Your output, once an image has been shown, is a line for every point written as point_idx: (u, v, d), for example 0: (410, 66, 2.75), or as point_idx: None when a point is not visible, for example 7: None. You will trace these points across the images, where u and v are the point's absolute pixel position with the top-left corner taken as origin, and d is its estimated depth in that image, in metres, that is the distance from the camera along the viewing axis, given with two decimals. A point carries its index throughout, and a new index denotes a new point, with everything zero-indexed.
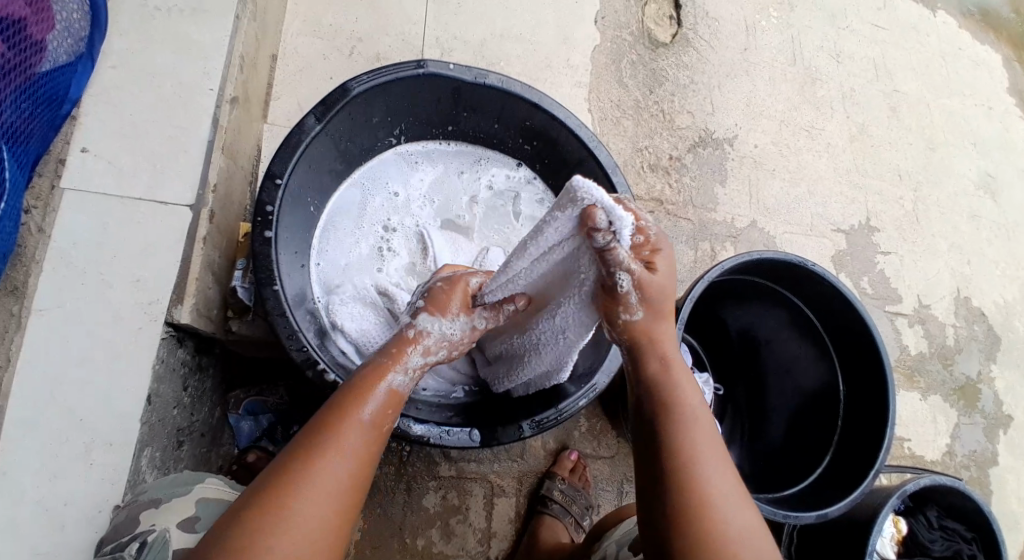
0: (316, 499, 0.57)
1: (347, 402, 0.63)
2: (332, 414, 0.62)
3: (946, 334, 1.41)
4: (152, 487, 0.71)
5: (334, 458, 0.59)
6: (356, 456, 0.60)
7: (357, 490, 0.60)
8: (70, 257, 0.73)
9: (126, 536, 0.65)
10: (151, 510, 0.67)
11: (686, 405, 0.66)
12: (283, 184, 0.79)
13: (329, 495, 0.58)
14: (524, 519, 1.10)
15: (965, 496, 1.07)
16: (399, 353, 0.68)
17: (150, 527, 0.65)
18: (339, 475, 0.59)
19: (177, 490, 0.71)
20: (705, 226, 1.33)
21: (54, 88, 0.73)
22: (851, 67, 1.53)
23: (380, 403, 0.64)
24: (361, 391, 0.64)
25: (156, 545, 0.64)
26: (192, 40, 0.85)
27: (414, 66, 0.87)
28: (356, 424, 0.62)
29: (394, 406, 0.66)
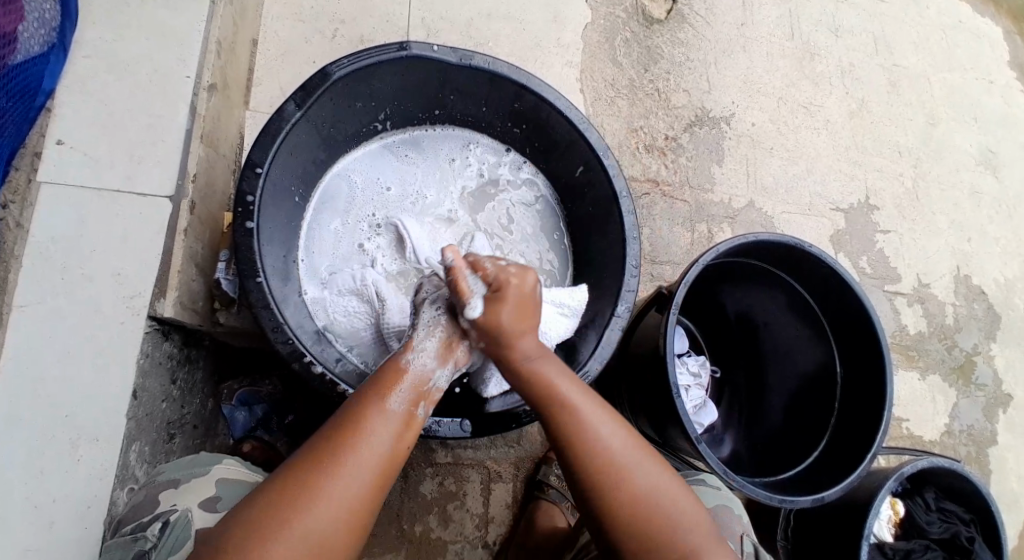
0: (341, 495, 0.58)
1: (369, 398, 0.64)
2: (354, 412, 0.63)
3: (946, 313, 1.40)
4: (169, 468, 0.71)
5: (358, 456, 0.60)
6: (382, 453, 0.61)
7: (380, 486, 0.61)
8: (48, 252, 0.72)
9: (147, 517, 0.65)
10: (169, 491, 0.68)
11: (593, 424, 0.66)
12: (264, 173, 0.77)
13: (355, 491, 0.59)
14: (521, 503, 1.10)
15: (963, 478, 1.06)
16: (408, 347, 0.71)
17: (171, 508, 0.66)
18: (364, 473, 0.60)
19: (196, 470, 0.70)
20: (702, 207, 1.31)
21: (26, 80, 0.71)
22: (851, 42, 1.50)
23: (405, 398, 0.66)
24: (384, 386, 0.66)
25: (178, 525, 0.64)
26: (167, 26, 0.82)
27: (397, 48, 0.85)
28: (382, 421, 0.63)
29: (419, 401, 0.67)
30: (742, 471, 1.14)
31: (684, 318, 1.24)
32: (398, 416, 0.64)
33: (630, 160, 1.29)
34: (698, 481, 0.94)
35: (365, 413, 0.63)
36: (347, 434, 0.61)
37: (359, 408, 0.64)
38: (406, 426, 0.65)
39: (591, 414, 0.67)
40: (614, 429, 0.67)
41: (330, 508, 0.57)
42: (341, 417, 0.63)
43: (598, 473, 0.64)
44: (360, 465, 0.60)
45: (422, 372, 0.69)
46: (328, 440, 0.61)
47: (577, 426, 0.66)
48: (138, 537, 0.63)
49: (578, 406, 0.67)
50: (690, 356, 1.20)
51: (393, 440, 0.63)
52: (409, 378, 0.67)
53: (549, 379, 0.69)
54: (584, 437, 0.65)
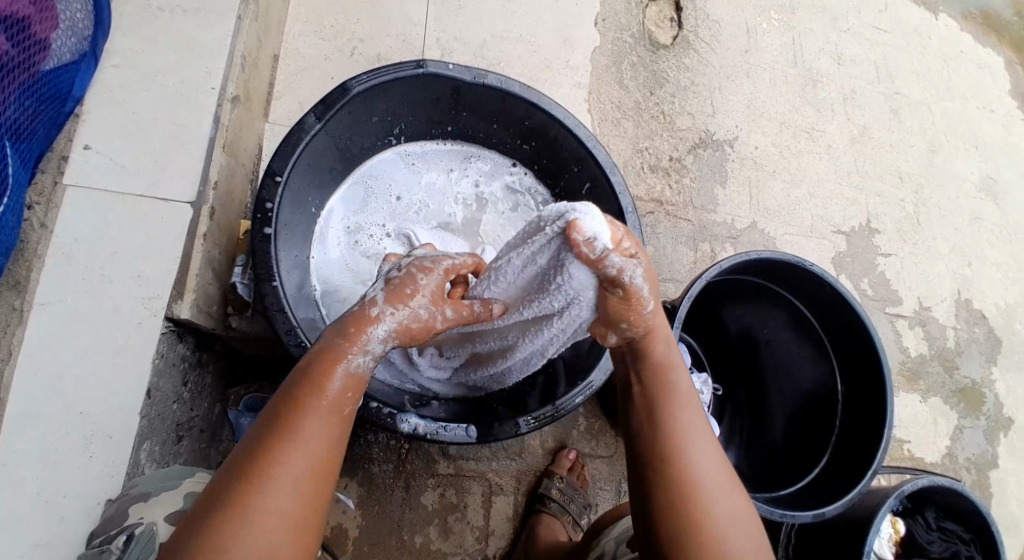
0: (279, 504, 0.54)
1: (305, 394, 0.58)
2: (292, 406, 0.58)
3: (947, 336, 1.41)
4: (144, 480, 0.70)
5: (294, 458, 0.55)
6: (321, 449, 0.57)
7: (319, 483, 0.57)
8: (72, 252, 0.74)
9: (115, 529, 0.64)
10: (139, 504, 0.67)
11: (678, 415, 0.67)
12: (283, 181, 0.80)
13: (297, 498, 0.55)
14: (522, 518, 1.11)
15: (965, 498, 1.06)
16: (352, 339, 0.61)
17: (138, 520, 0.65)
18: (302, 475, 0.55)
19: (167, 484, 0.70)
20: (706, 227, 1.33)
21: (57, 86, 0.74)
22: (852, 69, 1.53)
23: (339, 392, 0.60)
24: (317, 380, 0.59)
25: (142, 538, 0.63)
26: (193, 40, 0.86)
27: (414, 66, 0.88)
28: (319, 417, 0.58)
29: (353, 391, 0.61)
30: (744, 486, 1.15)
31: (685, 335, 1.26)
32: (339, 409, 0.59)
33: (635, 180, 1.32)
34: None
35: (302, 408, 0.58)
36: (283, 434, 0.56)
37: (296, 403, 0.58)
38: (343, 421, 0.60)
39: (694, 429, 0.66)
40: (709, 450, 0.65)
41: (272, 518, 0.53)
42: (275, 416, 0.57)
43: (676, 478, 0.63)
44: (297, 464, 0.55)
45: (363, 370, 0.61)
46: (264, 442, 0.56)
47: (675, 433, 0.65)
48: (103, 550, 0.62)
49: (686, 418, 0.67)
50: (693, 373, 1.21)
51: (330, 437, 0.58)
52: (344, 369, 0.60)
53: (665, 377, 0.69)
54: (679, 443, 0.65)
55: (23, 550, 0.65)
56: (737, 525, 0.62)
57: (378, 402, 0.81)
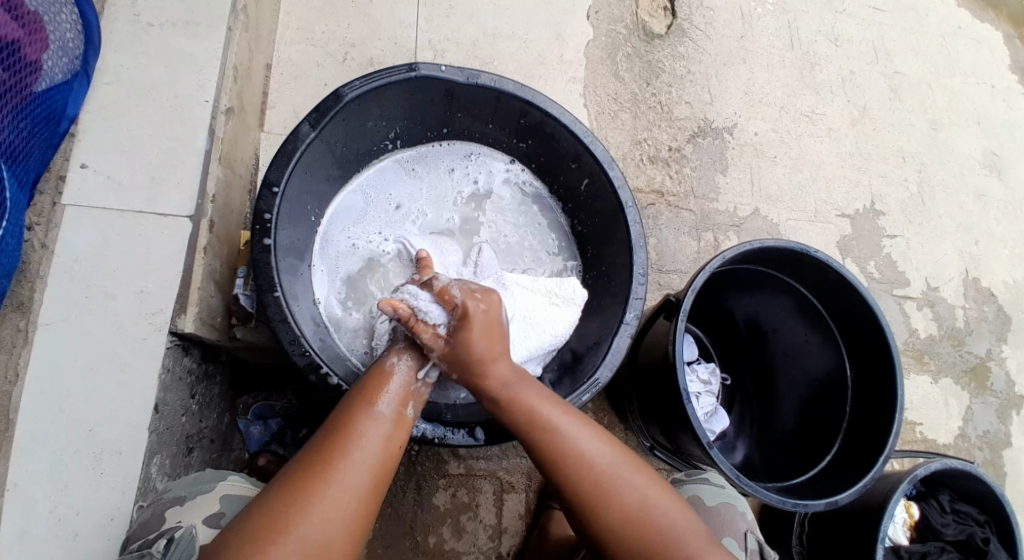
0: (339, 500, 0.60)
1: (361, 403, 0.67)
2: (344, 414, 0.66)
3: (956, 316, 1.40)
4: (176, 485, 0.72)
5: (354, 458, 0.62)
6: (375, 453, 0.64)
7: (375, 486, 0.63)
8: (74, 272, 0.74)
9: (154, 533, 0.65)
10: (174, 508, 0.68)
11: (556, 418, 0.72)
12: (281, 192, 0.80)
13: (353, 495, 0.61)
14: (534, 514, 1.11)
15: (978, 480, 1.06)
16: (392, 350, 0.74)
17: (177, 524, 0.66)
18: (361, 477, 0.62)
19: (201, 488, 0.71)
20: (708, 216, 1.33)
21: (51, 106, 0.75)
22: (850, 50, 1.52)
23: (392, 401, 0.68)
24: (373, 391, 0.68)
25: (182, 542, 0.63)
26: (185, 54, 0.86)
27: (406, 69, 0.88)
28: (371, 422, 0.65)
29: (406, 403, 0.70)
30: (755, 476, 1.15)
31: (692, 326, 1.26)
32: (389, 414, 0.67)
33: (635, 172, 1.31)
34: (700, 481, 0.96)
35: (354, 416, 0.65)
36: (340, 439, 0.63)
37: (349, 411, 0.66)
38: (397, 424, 0.67)
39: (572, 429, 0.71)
40: (591, 436, 0.71)
41: (329, 515, 0.59)
42: (330, 426, 0.65)
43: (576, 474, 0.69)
44: (356, 465, 0.62)
45: (405, 373, 0.72)
46: (319, 448, 0.63)
47: (569, 450, 0.70)
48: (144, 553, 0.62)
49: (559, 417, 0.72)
50: (699, 363, 1.22)
51: (385, 441, 0.65)
52: (397, 379, 0.70)
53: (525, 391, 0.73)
54: (568, 451, 0.70)
55: None
56: (646, 487, 0.70)
57: None
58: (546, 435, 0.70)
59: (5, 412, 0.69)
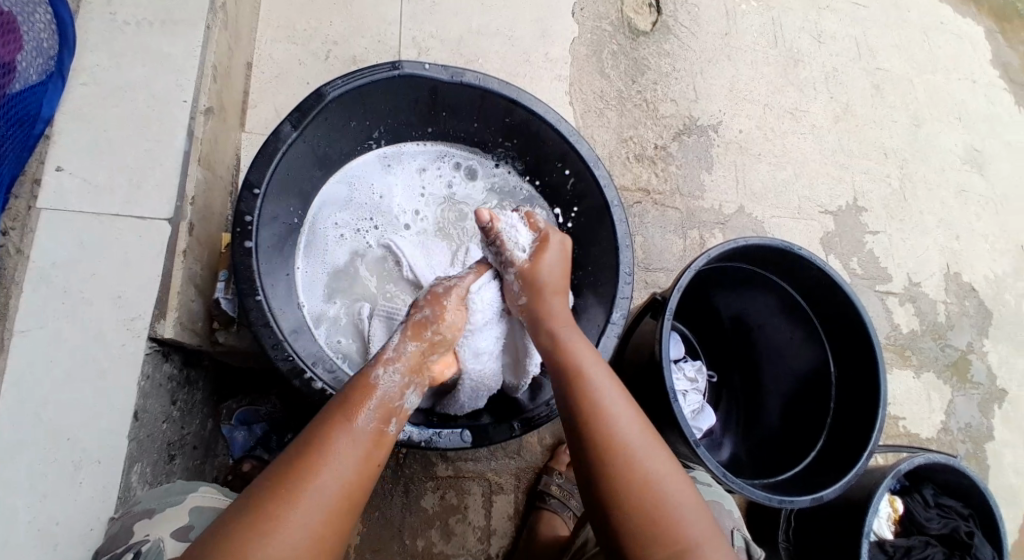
0: (303, 526, 0.55)
1: (338, 417, 0.62)
2: (319, 430, 0.61)
3: (937, 311, 1.42)
4: (147, 497, 0.70)
5: (325, 476, 0.58)
6: (349, 472, 0.59)
7: (346, 505, 0.59)
8: (50, 278, 0.73)
9: (121, 547, 0.64)
10: (144, 521, 0.67)
11: (600, 395, 0.70)
12: (262, 193, 0.78)
13: (321, 520, 0.57)
14: (522, 515, 1.10)
15: (960, 474, 1.07)
16: (379, 360, 0.69)
17: (144, 537, 0.64)
18: (330, 496, 0.58)
19: (171, 500, 0.70)
20: (693, 214, 1.33)
21: (25, 108, 0.73)
22: (833, 47, 1.53)
23: (372, 415, 0.64)
24: (352, 403, 0.64)
25: (149, 555, 0.62)
26: (163, 53, 0.84)
27: (389, 68, 0.87)
28: (347, 436, 0.61)
29: (387, 418, 0.65)
30: (741, 472, 1.15)
31: (679, 324, 1.26)
32: (368, 430, 0.63)
33: (621, 170, 1.31)
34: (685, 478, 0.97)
35: (330, 431, 0.61)
36: (310, 456, 0.59)
37: (325, 424, 0.62)
38: (377, 442, 0.63)
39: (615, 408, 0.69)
40: (631, 421, 0.69)
41: (292, 535, 0.55)
42: (302, 441, 0.60)
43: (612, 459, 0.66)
44: (326, 483, 0.58)
45: (389, 390, 0.66)
46: (288, 466, 0.58)
47: (611, 428, 0.67)
48: None
49: (605, 392, 0.71)
50: (686, 361, 1.21)
51: (359, 458, 0.61)
52: (377, 392, 0.65)
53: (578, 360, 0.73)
54: (601, 416, 0.68)
55: None
56: (679, 490, 0.65)
57: None
58: (585, 391, 0.70)
59: None
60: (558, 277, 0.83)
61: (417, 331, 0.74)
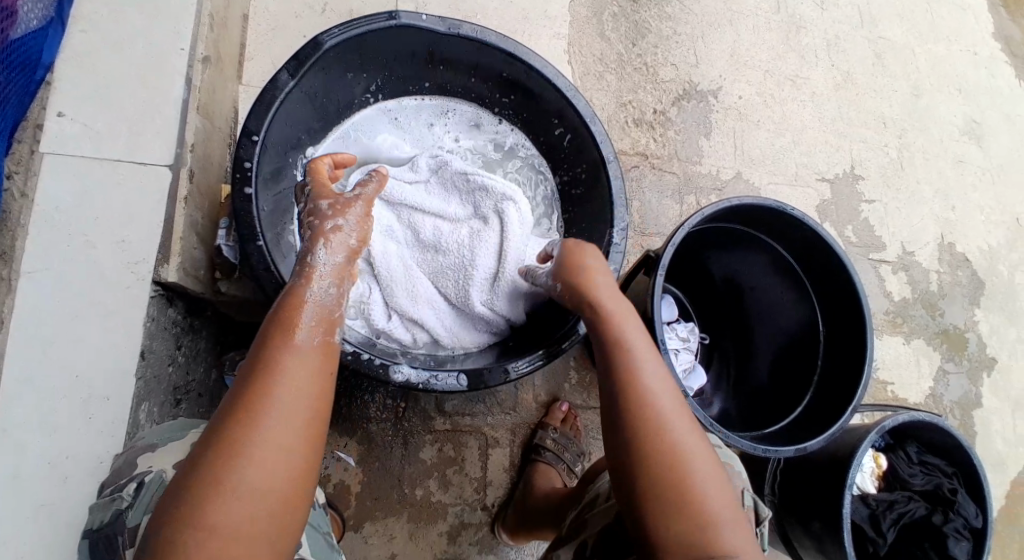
0: (274, 450, 0.55)
1: (276, 337, 0.60)
2: (263, 353, 0.59)
3: (930, 280, 1.44)
4: (149, 433, 0.72)
5: (281, 396, 0.57)
6: (305, 388, 0.58)
7: (311, 424, 0.58)
8: (54, 221, 0.74)
9: (125, 478, 0.66)
10: (146, 454, 0.69)
11: (641, 365, 0.70)
12: (261, 141, 0.79)
13: (286, 441, 0.56)
14: (519, 467, 1.14)
15: (945, 433, 1.10)
16: (309, 275, 0.66)
17: (147, 469, 0.67)
18: (290, 415, 0.57)
19: (172, 436, 0.72)
20: (690, 179, 1.34)
21: (26, 53, 0.73)
22: (836, 14, 1.52)
23: (313, 328, 0.62)
24: (288, 323, 0.61)
25: (152, 485, 0.65)
26: (161, 0, 0.84)
27: (387, 18, 0.87)
28: (295, 354, 0.60)
29: (328, 329, 0.63)
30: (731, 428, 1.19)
31: (672, 288, 1.29)
32: (314, 344, 0.61)
33: (619, 134, 1.32)
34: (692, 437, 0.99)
35: (275, 353, 0.59)
36: (261, 382, 0.58)
37: (264, 347, 0.60)
38: (325, 355, 0.62)
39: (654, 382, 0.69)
40: (669, 396, 0.69)
41: (266, 457, 0.55)
42: (251, 364, 0.59)
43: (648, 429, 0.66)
44: (284, 405, 0.57)
45: (325, 301, 0.65)
46: (242, 393, 0.57)
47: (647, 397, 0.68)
48: (114, 498, 0.64)
49: (644, 362, 0.71)
50: (679, 323, 1.24)
51: (312, 371, 0.60)
52: (311, 305, 0.63)
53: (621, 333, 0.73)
54: (643, 391, 0.68)
55: (29, 511, 0.67)
56: (708, 466, 0.65)
57: (371, 355, 0.83)
58: (628, 364, 0.70)
59: None
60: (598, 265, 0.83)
61: (328, 238, 0.69)
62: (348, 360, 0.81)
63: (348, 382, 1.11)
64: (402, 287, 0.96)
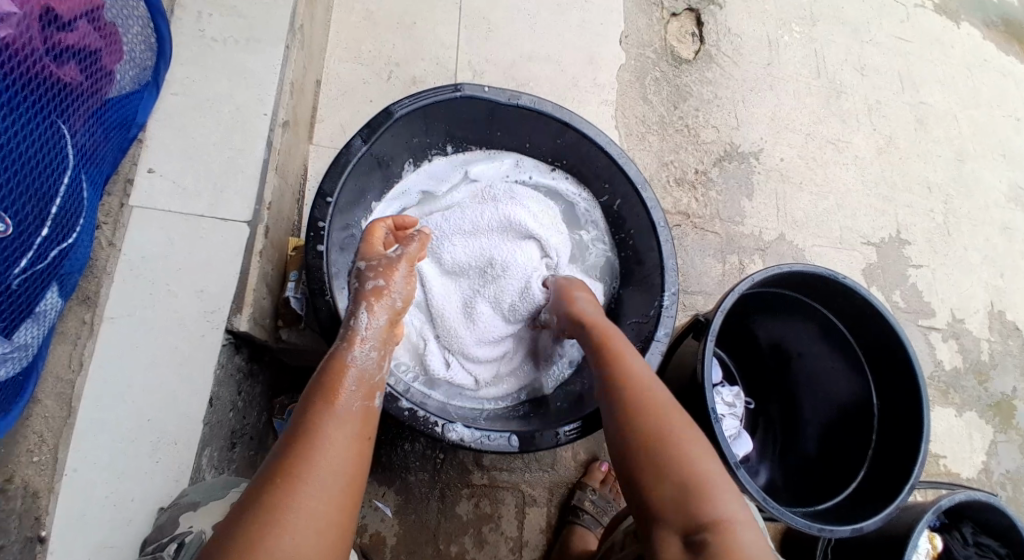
0: (311, 510, 0.56)
1: (319, 403, 0.63)
2: (304, 422, 0.61)
3: (980, 348, 1.40)
4: (193, 490, 0.73)
5: (322, 457, 0.59)
6: (345, 453, 0.60)
7: (350, 493, 0.59)
8: (137, 271, 0.78)
9: (166, 537, 0.67)
10: (188, 513, 0.70)
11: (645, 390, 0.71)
12: (334, 201, 0.83)
13: (323, 509, 0.57)
14: (555, 529, 1.12)
15: (999, 512, 1.06)
16: (351, 339, 0.69)
17: (188, 529, 0.67)
18: (328, 478, 0.58)
19: (214, 494, 0.73)
20: (733, 239, 1.35)
21: (122, 113, 0.79)
22: (876, 80, 1.54)
23: (354, 390, 0.65)
24: (330, 386, 0.64)
25: (190, 545, 0.65)
26: (246, 68, 0.90)
27: (452, 89, 0.91)
28: (337, 418, 0.62)
29: (370, 392, 0.66)
30: (779, 499, 1.16)
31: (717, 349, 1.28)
32: (355, 408, 0.64)
33: (662, 193, 1.34)
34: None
35: (316, 420, 0.61)
36: (303, 446, 0.59)
37: (308, 412, 0.62)
38: (365, 419, 0.64)
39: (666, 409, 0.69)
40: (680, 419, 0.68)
41: (305, 518, 0.55)
42: (292, 431, 0.61)
43: (664, 458, 0.65)
44: (324, 468, 0.58)
45: (366, 367, 0.67)
46: (285, 456, 0.58)
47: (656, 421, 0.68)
48: (156, 557, 0.65)
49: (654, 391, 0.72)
50: (724, 386, 1.23)
51: (352, 436, 0.62)
52: (353, 367, 0.66)
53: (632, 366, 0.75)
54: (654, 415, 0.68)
55: (92, 553, 0.69)
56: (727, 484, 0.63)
57: (426, 413, 0.83)
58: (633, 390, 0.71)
59: (66, 401, 0.73)
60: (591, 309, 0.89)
61: (378, 300, 0.73)
62: (404, 417, 0.81)
63: (390, 432, 1.12)
64: (467, 337, 0.98)
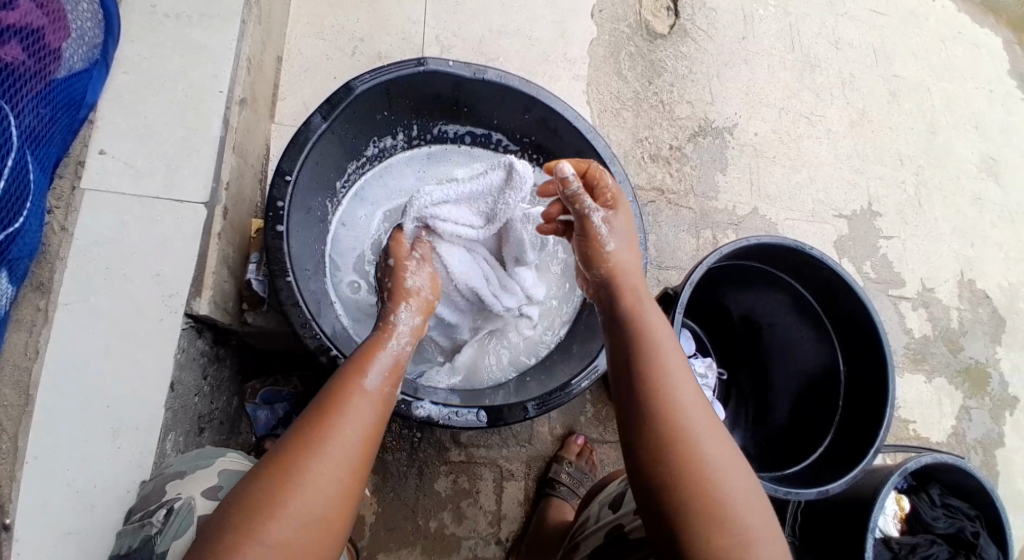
0: (325, 475, 0.57)
1: (349, 376, 0.65)
2: (330, 392, 0.63)
3: (950, 316, 1.43)
4: (177, 461, 0.74)
5: (345, 428, 0.60)
6: (364, 425, 0.62)
7: (363, 465, 0.60)
8: (91, 255, 0.77)
9: (155, 504, 0.68)
10: (175, 481, 0.70)
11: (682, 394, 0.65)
12: (293, 180, 0.82)
13: (337, 474, 0.58)
14: (533, 502, 1.13)
15: (969, 475, 1.08)
16: (388, 329, 0.73)
17: (176, 495, 0.68)
18: (348, 448, 0.59)
19: (201, 463, 0.73)
20: (707, 214, 1.35)
21: (71, 93, 0.76)
22: (850, 53, 1.55)
23: (383, 374, 0.67)
24: (361, 366, 0.66)
25: (181, 511, 0.66)
26: (200, 45, 0.88)
27: (414, 64, 0.91)
28: (363, 395, 0.63)
29: (394, 376, 0.68)
30: (751, 466, 1.18)
31: (690, 321, 1.30)
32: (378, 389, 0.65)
33: (636, 169, 1.34)
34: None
35: (342, 390, 0.63)
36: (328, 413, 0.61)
37: (335, 385, 0.64)
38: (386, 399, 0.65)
39: (692, 412, 0.64)
40: (712, 431, 0.64)
41: (319, 483, 0.57)
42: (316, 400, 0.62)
43: (689, 470, 0.60)
44: (345, 437, 0.60)
45: (398, 352, 0.71)
46: (307, 423, 0.60)
47: (682, 419, 0.63)
48: (145, 524, 0.66)
49: (678, 384, 0.66)
50: (696, 357, 1.24)
51: (376, 413, 0.64)
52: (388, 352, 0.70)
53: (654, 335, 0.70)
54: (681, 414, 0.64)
55: (52, 542, 0.68)
56: (753, 508, 0.60)
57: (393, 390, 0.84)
58: (659, 376, 0.66)
59: (24, 388, 0.71)
60: (624, 246, 0.80)
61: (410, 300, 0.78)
62: None
63: None
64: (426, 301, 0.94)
